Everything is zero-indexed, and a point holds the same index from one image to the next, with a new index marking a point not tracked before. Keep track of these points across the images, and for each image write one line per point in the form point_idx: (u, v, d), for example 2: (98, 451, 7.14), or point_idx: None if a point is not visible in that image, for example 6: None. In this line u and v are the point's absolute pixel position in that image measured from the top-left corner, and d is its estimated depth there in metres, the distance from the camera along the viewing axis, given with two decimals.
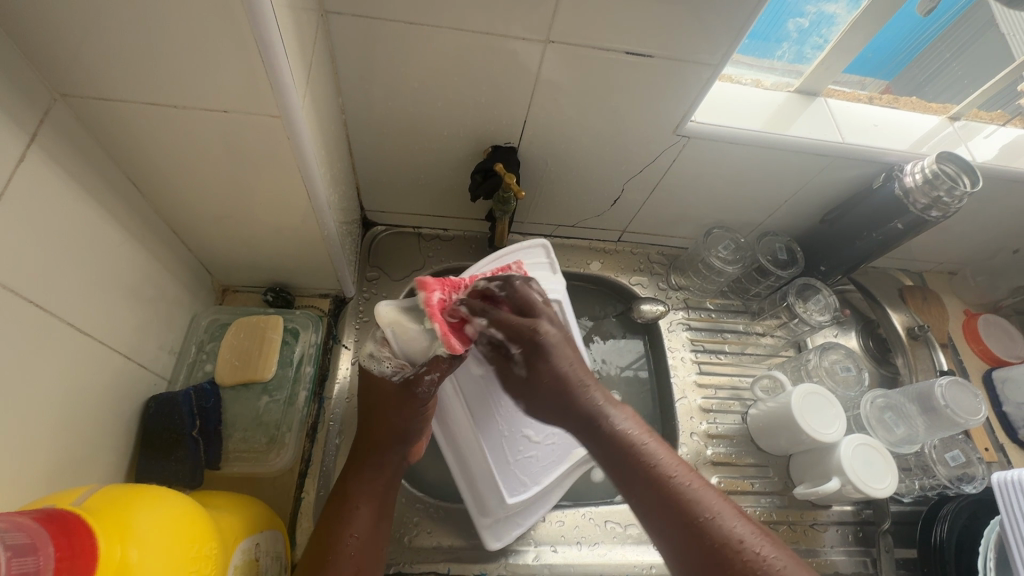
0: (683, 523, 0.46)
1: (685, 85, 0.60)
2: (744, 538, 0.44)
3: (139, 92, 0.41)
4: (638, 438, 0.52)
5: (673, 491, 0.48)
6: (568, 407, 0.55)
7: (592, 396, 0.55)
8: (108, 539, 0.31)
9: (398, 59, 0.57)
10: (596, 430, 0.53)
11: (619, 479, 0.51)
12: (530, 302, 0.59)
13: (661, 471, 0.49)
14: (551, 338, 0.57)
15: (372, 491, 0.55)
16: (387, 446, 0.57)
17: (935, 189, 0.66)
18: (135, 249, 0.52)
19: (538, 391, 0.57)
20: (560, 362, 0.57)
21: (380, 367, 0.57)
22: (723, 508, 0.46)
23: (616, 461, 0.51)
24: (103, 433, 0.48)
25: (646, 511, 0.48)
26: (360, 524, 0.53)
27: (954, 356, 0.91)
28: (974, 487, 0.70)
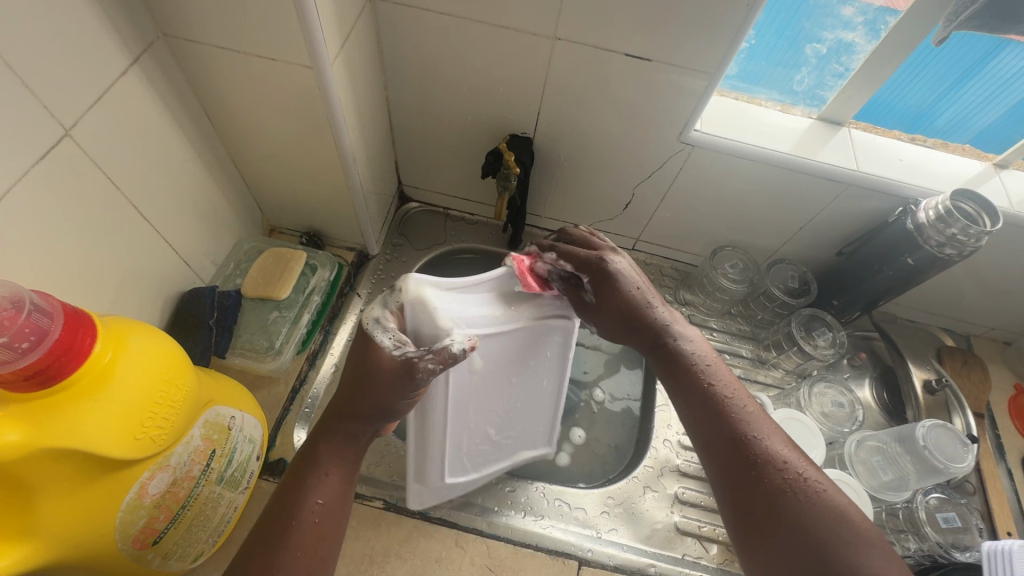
0: (731, 439, 0.44)
1: (687, 91, 0.64)
2: (794, 465, 0.41)
3: (214, 36, 0.53)
4: (700, 358, 0.50)
5: (729, 411, 0.45)
6: (636, 326, 0.52)
7: (660, 311, 0.52)
8: (103, 342, 0.41)
9: (431, 45, 0.66)
10: (662, 345, 0.51)
11: (675, 395, 0.49)
12: (591, 244, 0.55)
13: (722, 392, 0.47)
14: (614, 268, 0.52)
15: (341, 459, 0.49)
16: (368, 418, 0.50)
17: (948, 226, 0.63)
18: (200, 170, 0.65)
19: (605, 309, 0.53)
20: (631, 283, 0.52)
21: (381, 335, 0.50)
22: (776, 435, 0.44)
23: (674, 374, 0.49)
24: (142, 304, 0.60)
25: (694, 423, 0.46)
26: (328, 491, 0.47)
27: (989, 428, 0.82)
28: (966, 556, 0.63)
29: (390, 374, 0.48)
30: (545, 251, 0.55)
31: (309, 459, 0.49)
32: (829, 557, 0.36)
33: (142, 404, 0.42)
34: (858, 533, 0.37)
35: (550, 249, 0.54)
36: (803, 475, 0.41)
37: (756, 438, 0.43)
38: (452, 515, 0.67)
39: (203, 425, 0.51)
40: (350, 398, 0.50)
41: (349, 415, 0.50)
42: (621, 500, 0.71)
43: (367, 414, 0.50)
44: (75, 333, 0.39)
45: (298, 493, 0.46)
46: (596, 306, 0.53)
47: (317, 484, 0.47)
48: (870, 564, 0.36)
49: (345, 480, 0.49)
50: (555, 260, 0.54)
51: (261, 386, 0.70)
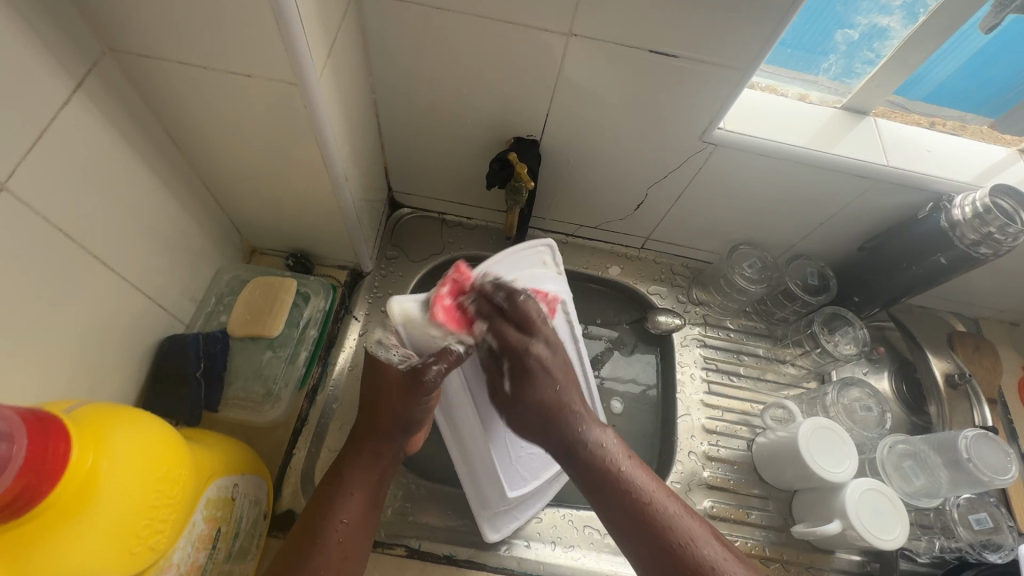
0: (663, 556, 0.47)
1: (714, 89, 0.58)
2: (721, 566, 0.46)
3: (176, 50, 0.44)
4: (612, 452, 0.52)
5: (652, 523, 0.48)
6: (545, 432, 0.54)
7: (569, 398, 0.54)
8: (81, 445, 0.34)
9: (425, 43, 0.58)
10: (573, 455, 0.52)
11: (595, 494, 0.51)
12: (529, 320, 0.55)
13: (638, 499, 0.49)
14: (540, 359, 0.55)
15: (365, 476, 0.53)
16: (388, 434, 0.54)
17: (985, 224, 0.61)
18: (168, 200, 0.57)
19: (518, 412, 0.55)
20: (542, 359, 0.55)
21: (386, 354, 0.53)
22: (685, 518, 0.48)
23: (590, 484, 0.51)
24: (117, 361, 0.53)
25: (630, 540, 0.48)
26: (350, 511, 0.51)
27: (1003, 413, 0.82)
28: (999, 556, 0.63)
29: (400, 390, 0.52)
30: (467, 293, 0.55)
31: (337, 479, 0.53)
32: None
33: (137, 508, 0.36)
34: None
35: (484, 317, 0.54)
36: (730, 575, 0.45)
37: (684, 545, 0.47)
38: (480, 555, 0.64)
39: (206, 506, 0.45)
40: (369, 417, 0.55)
41: (375, 435, 0.54)
42: None
43: (388, 428, 0.54)
44: (45, 444, 0.32)
45: (324, 514, 0.50)
46: (514, 402, 0.55)
47: (342, 501, 0.51)
48: None
49: (368, 499, 0.53)
50: (504, 301, 0.55)
51: (262, 433, 0.64)
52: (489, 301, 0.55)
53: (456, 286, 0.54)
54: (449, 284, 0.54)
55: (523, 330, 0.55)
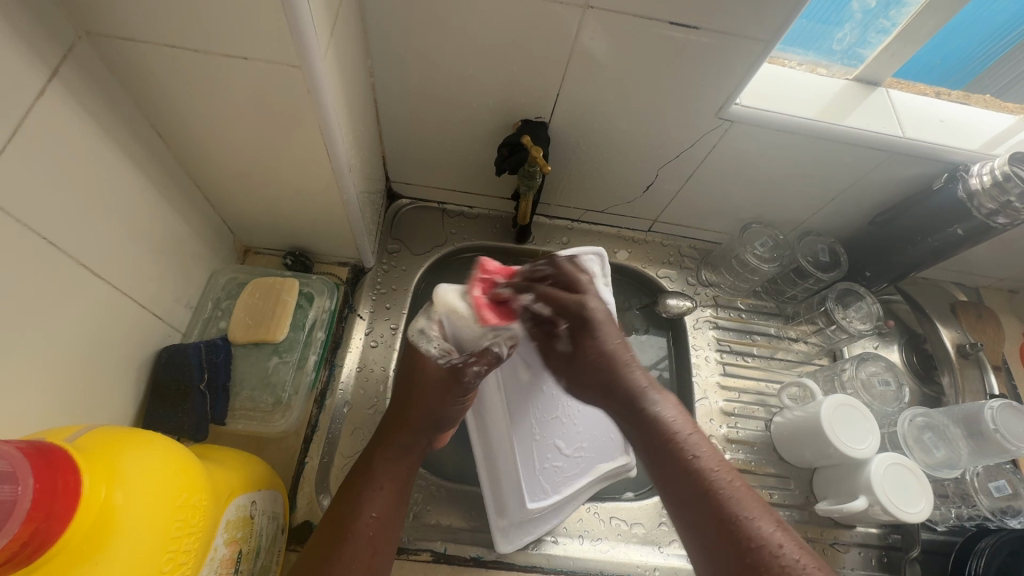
0: (716, 528, 0.39)
1: (733, 62, 0.56)
2: (783, 548, 0.37)
3: (164, 31, 0.40)
4: (681, 432, 0.44)
5: (709, 489, 0.41)
6: (607, 392, 0.50)
7: (633, 375, 0.50)
8: (93, 475, 0.31)
9: (429, 20, 0.55)
10: (638, 414, 0.47)
11: (656, 476, 0.44)
12: (573, 281, 0.55)
13: (697, 464, 0.42)
14: (595, 316, 0.53)
15: (395, 470, 0.49)
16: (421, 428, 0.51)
17: (1004, 193, 0.61)
18: (157, 199, 0.52)
19: (576, 367, 0.52)
20: (607, 341, 0.52)
21: (426, 345, 0.53)
22: (760, 514, 0.39)
23: (655, 453, 0.44)
24: (114, 375, 0.49)
25: (682, 507, 0.41)
26: (381, 505, 0.46)
27: (1009, 380, 0.83)
28: (1019, 522, 0.65)
29: (440, 382, 0.50)
30: (521, 291, 0.55)
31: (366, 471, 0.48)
32: None
33: (159, 539, 0.33)
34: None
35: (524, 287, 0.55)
36: (796, 561, 0.36)
37: (740, 518, 0.39)
38: (508, 555, 0.62)
39: (226, 528, 0.42)
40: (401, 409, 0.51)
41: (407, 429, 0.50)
42: None
43: (421, 420, 0.51)
44: (51, 477, 0.28)
45: (352, 507, 0.46)
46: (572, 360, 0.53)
47: (371, 496, 0.46)
48: None
49: (398, 494, 0.48)
50: (546, 270, 0.57)
51: (271, 443, 0.60)
52: (530, 274, 0.56)
53: (490, 275, 0.55)
54: (478, 285, 0.54)
55: (570, 290, 0.55)
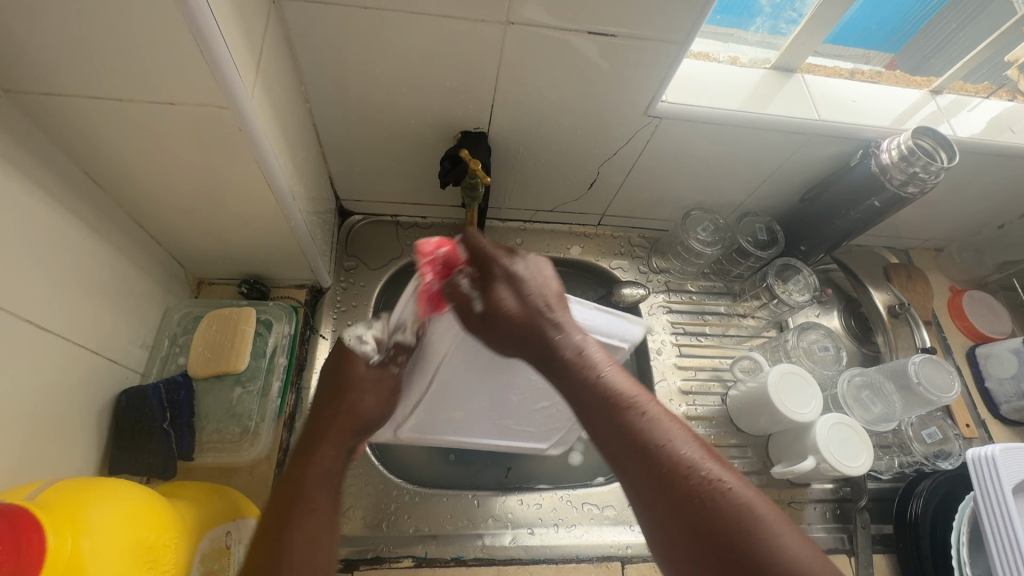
0: (634, 455, 0.37)
1: (653, 63, 0.59)
2: (701, 467, 0.36)
3: (89, 84, 0.41)
4: (596, 364, 0.42)
5: (627, 424, 0.38)
6: (525, 344, 0.45)
7: (555, 319, 0.45)
8: (57, 529, 0.32)
9: (358, 45, 0.56)
10: (548, 358, 0.44)
11: (579, 413, 0.41)
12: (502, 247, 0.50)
13: (609, 399, 0.40)
14: (506, 272, 0.48)
15: (326, 486, 0.46)
16: (365, 429, 0.51)
17: (910, 165, 0.66)
18: (98, 244, 0.52)
19: (495, 329, 0.46)
20: (519, 289, 0.47)
21: (359, 345, 0.53)
22: (677, 433, 0.38)
23: (570, 393, 0.42)
24: (73, 425, 0.49)
25: (601, 440, 0.39)
26: (312, 527, 0.43)
27: (938, 332, 0.90)
28: (949, 463, 0.71)
29: (375, 377, 0.52)
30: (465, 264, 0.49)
31: (293, 493, 0.45)
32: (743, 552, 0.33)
33: None
34: (755, 517, 0.34)
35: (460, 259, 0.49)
36: (708, 473, 0.35)
37: (661, 445, 0.37)
38: (487, 550, 0.64)
39: (200, 561, 0.43)
40: (334, 420, 0.50)
41: (335, 437, 0.49)
42: None
43: (358, 425, 0.51)
44: (17, 536, 0.30)
45: (283, 534, 0.42)
46: (494, 323, 0.46)
47: (301, 518, 0.43)
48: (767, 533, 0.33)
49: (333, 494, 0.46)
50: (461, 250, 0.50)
51: (244, 471, 0.61)
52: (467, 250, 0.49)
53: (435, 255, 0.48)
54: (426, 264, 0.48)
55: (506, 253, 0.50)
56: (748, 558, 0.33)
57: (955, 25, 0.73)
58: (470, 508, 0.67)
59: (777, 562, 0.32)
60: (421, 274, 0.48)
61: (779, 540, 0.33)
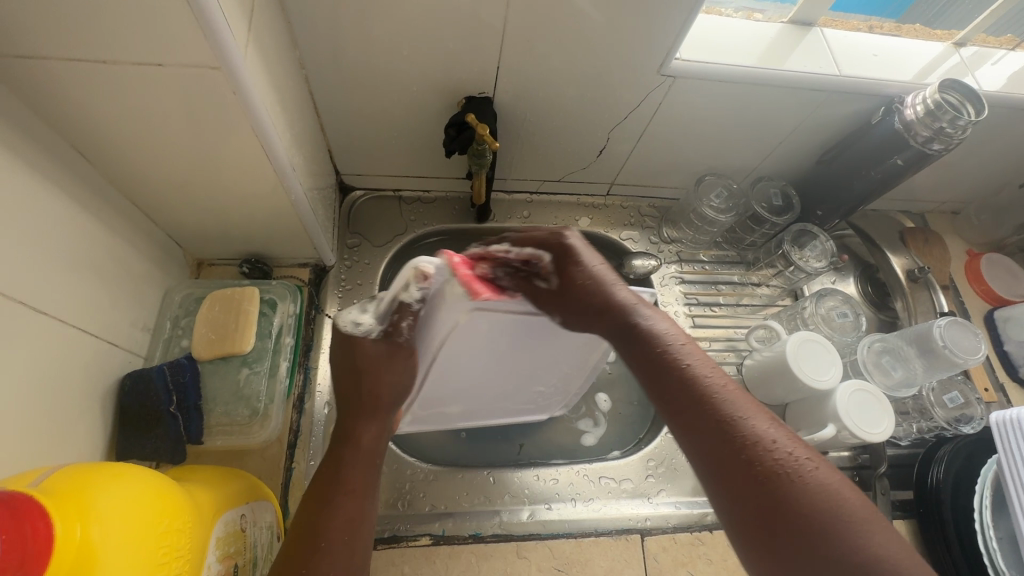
0: (711, 427, 0.36)
1: (669, 16, 0.56)
2: (781, 445, 0.35)
3: (70, 46, 0.38)
4: (674, 342, 0.42)
5: (703, 395, 0.38)
6: (598, 315, 0.47)
7: (628, 297, 0.46)
8: (64, 516, 0.30)
9: (354, 4, 0.52)
10: (628, 330, 0.45)
11: (652, 387, 0.41)
12: (539, 227, 0.53)
13: (693, 371, 0.40)
14: (567, 245, 0.50)
15: (365, 467, 0.46)
16: (387, 407, 0.50)
17: (937, 120, 0.63)
18: (91, 222, 0.50)
19: (568, 298, 0.49)
20: (590, 264, 0.49)
21: (356, 326, 0.50)
22: (757, 413, 0.37)
23: (647, 364, 0.42)
24: (75, 410, 0.47)
25: (673, 411, 0.39)
26: (349, 509, 0.43)
27: (956, 297, 0.88)
28: (971, 428, 0.71)
29: (379, 358, 0.49)
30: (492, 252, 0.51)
31: (333, 474, 0.45)
32: (832, 543, 0.31)
33: (146, 569, 0.33)
34: (837, 501, 0.32)
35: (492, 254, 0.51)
36: (792, 455, 0.34)
37: (737, 420, 0.36)
38: (504, 526, 0.64)
39: (216, 545, 0.43)
40: (362, 396, 0.49)
41: (365, 412, 0.49)
42: (662, 459, 0.72)
43: (383, 403, 0.49)
44: (20, 527, 0.28)
45: (321, 514, 0.42)
46: (561, 291, 0.49)
47: (343, 499, 0.43)
48: (863, 533, 0.31)
49: (370, 474, 0.46)
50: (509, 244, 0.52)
51: (255, 454, 0.60)
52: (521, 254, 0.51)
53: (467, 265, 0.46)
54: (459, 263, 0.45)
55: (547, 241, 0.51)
56: (831, 543, 0.31)
57: None
58: (485, 485, 0.66)
59: (866, 559, 0.30)
60: (475, 287, 0.44)
61: (871, 537, 0.31)
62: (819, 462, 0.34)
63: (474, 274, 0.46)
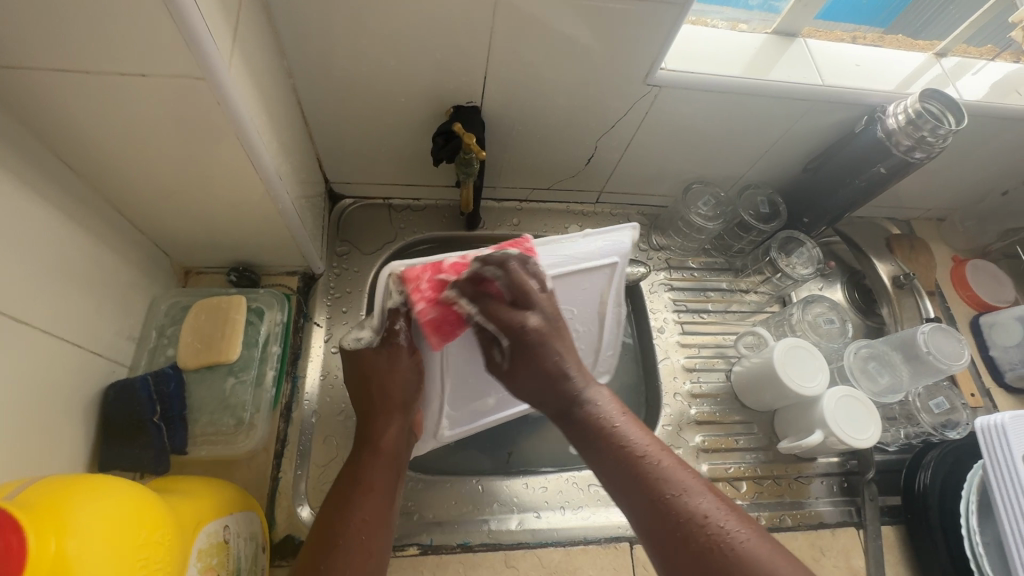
0: (652, 510, 0.39)
1: (653, 27, 0.56)
2: (715, 519, 0.37)
3: (52, 56, 0.38)
4: (611, 418, 0.44)
5: (641, 473, 0.40)
6: (544, 390, 0.46)
7: (571, 370, 0.46)
8: (38, 529, 0.30)
9: (341, 14, 0.53)
10: (571, 411, 0.45)
11: (596, 466, 0.43)
12: (524, 291, 0.46)
13: (630, 452, 0.42)
14: (540, 332, 0.45)
15: (385, 467, 0.47)
16: (401, 405, 0.50)
17: (918, 129, 0.64)
18: (75, 231, 0.49)
19: (526, 367, 0.46)
20: (535, 319, 0.46)
21: (356, 339, 0.51)
22: (694, 486, 0.39)
23: (588, 444, 0.44)
24: (58, 422, 0.47)
25: (617, 489, 0.41)
26: (371, 506, 0.44)
27: (942, 303, 0.89)
28: (957, 433, 0.72)
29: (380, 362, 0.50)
30: (459, 292, 0.46)
31: (354, 474, 0.46)
32: None
33: None
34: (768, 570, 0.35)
35: (468, 293, 0.46)
36: (725, 527, 0.37)
37: (677, 496, 0.39)
38: (493, 535, 0.63)
39: (197, 557, 0.42)
40: (375, 398, 0.50)
41: (381, 411, 0.50)
42: None
43: (396, 400, 0.50)
44: None
45: (342, 513, 0.43)
46: (512, 368, 0.47)
47: (362, 497, 0.44)
48: None
49: (392, 476, 0.47)
50: (500, 272, 0.46)
51: (242, 464, 0.60)
52: (475, 277, 0.46)
53: (438, 275, 0.47)
54: (417, 295, 0.46)
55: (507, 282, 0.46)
56: None
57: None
58: (474, 493, 0.66)
59: None
60: (416, 303, 0.46)
61: None
62: (751, 531, 0.37)
63: (435, 291, 0.47)
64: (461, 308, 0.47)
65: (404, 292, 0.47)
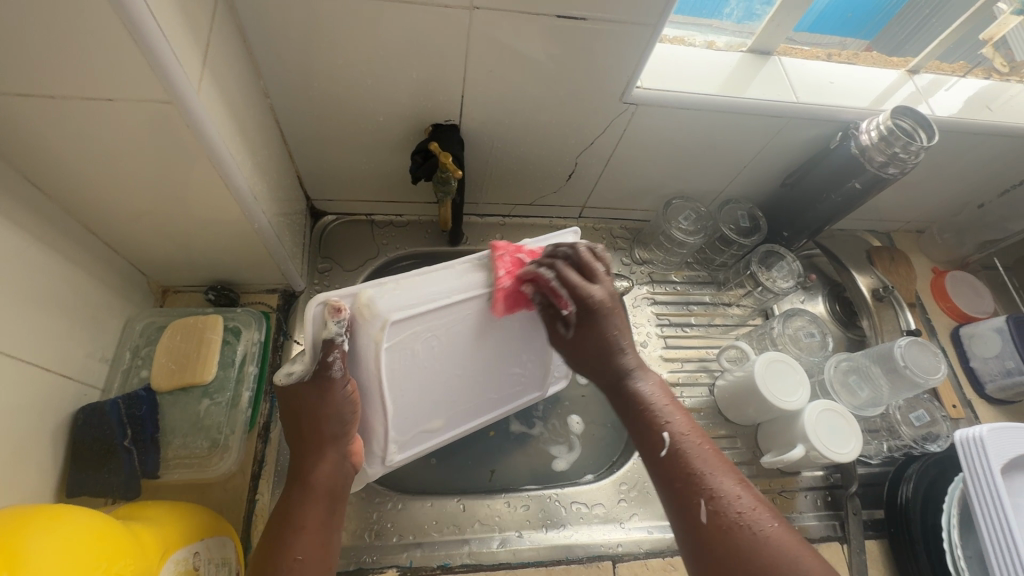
0: (685, 481, 0.41)
1: (627, 47, 0.57)
2: (744, 503, 0.39)
3: (16, 81, 0.37)
4: (658, 401, 0.47)
5: (679, 449, 0.42)
6: (600, 366, 0.50)
7: (626, 356, 0.49)
8: None
9: (317, 36, 0.53)
10: (620, 387, 0.49)
11: (636, 436, 0.45)
12: (591, 269, 0.50)
13: (672, 429, 0.44)
14: (603, 305, 0.49)
15: (319, 504, 0.45)
16: (333, 439, 0.48)
17: (890, 146, 0.65)
18: (44, 253, 0.49)
19: (585, 339, 0.50)
20: (601, 297, 0.49)
21: (289, 373, 0.46)
22: (727, 472, 0.41)
23: (633, 417, 0.47)
24: (24, 448, 0.46)
25: (653, 461, 0.43)
26: (305, 545, 0.43)
27: (922, 315, 0.89)
28: (938, 445, 0.72)
29: (309, 394, 0.46)
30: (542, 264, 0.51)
31: (286, 514, 0.44)
32: None
33: None
34: (790, 555, 0.36)
35: (551, 264, 0.51)
36: (752, 511, 0.38)
37: (708, 475, 0.40)
38: (474, 555, 0.62)
39: None
40: (306, 432, 0.47)
41: (312, 447, 0.47)
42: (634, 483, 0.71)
43: (327, 436, 0.47)
44: None
45: (273, 555, 0.42)
46: (575, 339, 0.51)
47: (295, 537, 0.43)
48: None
49: (327, 512, 0.46)
50: (570, 252, 0.51)
51: (217, 487, 0.58)
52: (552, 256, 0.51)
53: (519, 254, 0.54)
54: (501, 263, 0.53)
55: (586, 273, 0.50)
56: None
57: (926, 11, 0.73)
58: (455, 513, 0.65)
59: None
60: (497, 271, 0.53)
61: None
62: (776, 521, 0.38)
63: (516, 266, 0.53)
64: (539, 283, 0.52)
65: (484, 264, 0.54)
